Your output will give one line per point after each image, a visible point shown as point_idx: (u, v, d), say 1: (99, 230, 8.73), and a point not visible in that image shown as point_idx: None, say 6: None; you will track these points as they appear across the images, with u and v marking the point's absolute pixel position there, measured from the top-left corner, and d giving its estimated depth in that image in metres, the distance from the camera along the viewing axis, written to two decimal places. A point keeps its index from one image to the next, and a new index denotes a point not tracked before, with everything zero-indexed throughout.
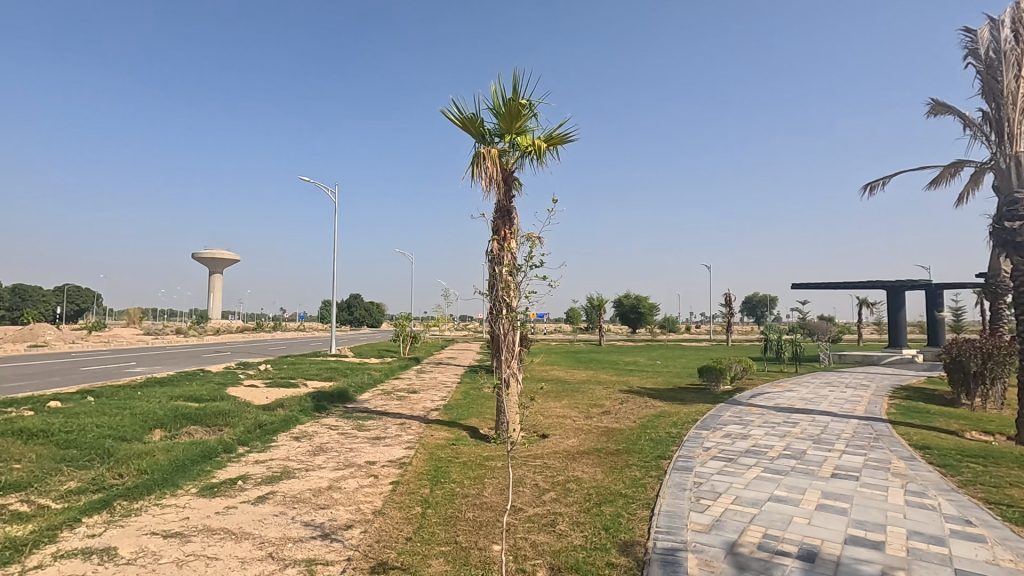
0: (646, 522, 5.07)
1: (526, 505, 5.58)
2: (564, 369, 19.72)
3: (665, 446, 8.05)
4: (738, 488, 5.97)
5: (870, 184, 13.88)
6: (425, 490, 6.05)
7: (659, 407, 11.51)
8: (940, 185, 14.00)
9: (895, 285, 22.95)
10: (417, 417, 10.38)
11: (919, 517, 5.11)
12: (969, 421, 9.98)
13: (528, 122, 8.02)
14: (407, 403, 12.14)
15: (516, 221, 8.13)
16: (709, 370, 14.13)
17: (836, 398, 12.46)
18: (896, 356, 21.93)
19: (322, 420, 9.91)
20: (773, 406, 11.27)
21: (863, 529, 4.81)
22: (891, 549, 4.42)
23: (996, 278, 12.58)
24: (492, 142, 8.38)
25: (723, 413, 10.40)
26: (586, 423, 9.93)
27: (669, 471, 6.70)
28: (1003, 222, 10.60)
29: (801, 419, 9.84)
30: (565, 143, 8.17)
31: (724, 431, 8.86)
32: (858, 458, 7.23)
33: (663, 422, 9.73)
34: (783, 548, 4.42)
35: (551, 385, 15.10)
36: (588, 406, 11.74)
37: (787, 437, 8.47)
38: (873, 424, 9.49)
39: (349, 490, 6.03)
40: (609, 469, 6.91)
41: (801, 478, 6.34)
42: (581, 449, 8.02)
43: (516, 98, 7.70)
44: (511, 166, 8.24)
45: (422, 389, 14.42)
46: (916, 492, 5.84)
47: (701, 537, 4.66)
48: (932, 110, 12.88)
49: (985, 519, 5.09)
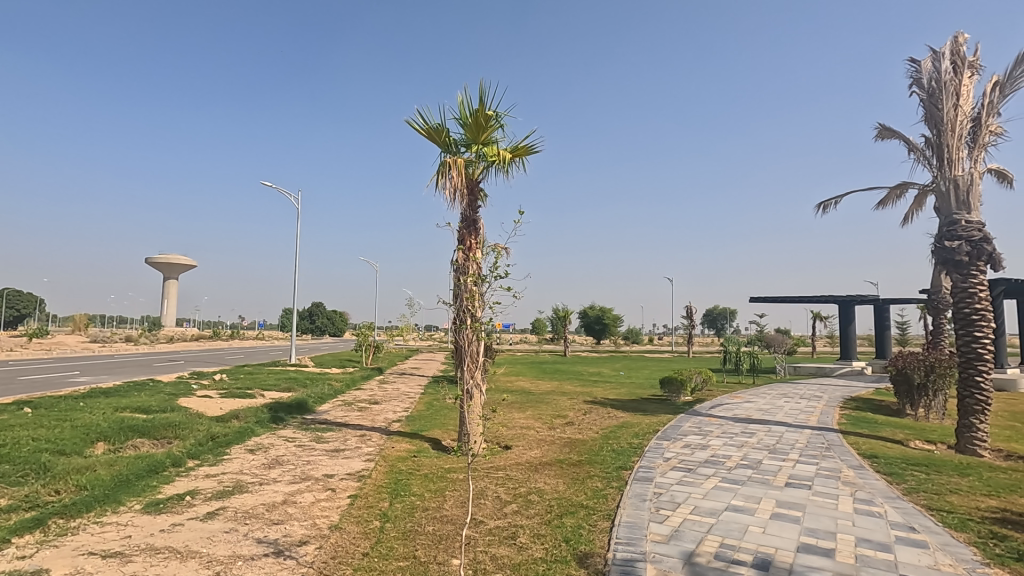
0: (606, 533, 5.09)
1: (488, 518, 5.53)
2: (529, 380, 19.79)
3: (627, 456, 8.13)
4: (697, 498, 6.05)
5: (823, 202, 14.30)
6: (384, 503, 5.91)
7: (621, 418, 11.62)
8: (886, 205, 14.65)
9: (845, 300, 23.98)
10: (378, 429, 10.17)
11: (868, 524, 5.29)
12: (913, 431, 10.42)
13: (494, 133, 8.10)
14: (368, 414, 11.88)
15: (482, 230, 8.15)
16: (670, 381, 14.41)
17: (791, 409, 12.83)
18: (847, 369, 22.80)
19: (278, 433, 9.58)
20: (731, 416, 11.53)
21: (815, 537, 4.95)
22: (841, 556, 4.56)
23: (937, 294, 13.03)
24: (458, 152, 8.39)
25: (683, 423, 10.59)
26: (549, 434, 9.95)
27: (629, 482, 6.76)
28: (942, 242, 9.49)
29: (757, 429, 10.08)
30: (531, 154, 8.27)
31: (684, 442, 9.01)
32: (810, 467, 7.47)
33: (625, 433, 9.82)
34: (739, 558, 4.50)
35: (514, 396, 15.05)
36: (552, 417, 11.77)
37: (745, 447, 8.66)
38: (825, 433, 9.82)
39: (305, 504, 5.84)
40: (571, 480, 6.92)
41: (757, 487, 6.48)
42: (543, 460, 8.02)
43: (482, 109, 7.76)
44: (478, 177, 8.27)
45: (383, 400, 14.20)
46: (864, 500, 6.06)
47: (659, 548, 4.70)
48: (879, 134, 13.49)
49: (928, 525, 5.31)
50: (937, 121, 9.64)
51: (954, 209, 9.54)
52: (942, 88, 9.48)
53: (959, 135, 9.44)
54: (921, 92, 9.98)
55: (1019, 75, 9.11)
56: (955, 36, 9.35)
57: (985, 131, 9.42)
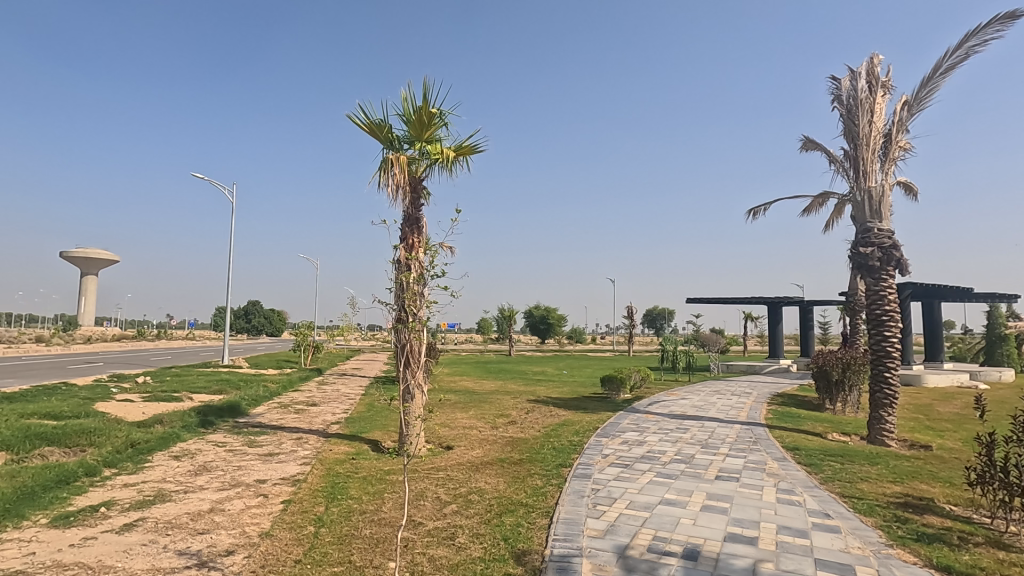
0: (544, 530, 5.15)
1: (427, 519, 5.47)
2: (474, 379, 19.75)
3: (567, 454, 8.27)
4: (633, 493, 6.24)
5: (754, 208, 15.05)
6: (320, 508, 5.74)
7: (563, 416, 11.80)
8: (810, 213, 15.62)
9: (774, 301, 25.35)
10: (315, 432, 9.87)
11: (787, 513, 5.63)
12: (831, 424, 11.17)
13: (438, 131, 8.04)
14: (305, 416, 11.50)
15: (424, 229, 8.07)
16: (611, 379, 14.77)
17: (722, 405, 13.44)
18: (775, 366, 24.11)
19: (207, 437, 9.11)
20: (667, 413, 11.95)
21: (740, 527, 5.21)
22: (763, 544, 4.82)
23: (853, 297, 14.02)
24: (401, 149, 8.27)
25: (622, 420, 10.88)
26: (492, 434, 9.97)
27: (569, 478, 6.88)
28: (857, 248, 10.22)
29: (691, 424, 10.50)
30: (475, 154, 8.27)
31: (622, 439, 9.26)
32: (739, 460, 7.86)
33: (566, 431, 9.98)
34: (670, 549, 4.68)
35: (458, 396, 14.97)
36: (494, 416, 11.80)
37: (679, 442, 9.00)
38: (752, 428, 10.35)
39: (234, 511, 5.58)
40: (512, 479, 6.97)
41: (689, 481, 6.75)
42: (485, 459, 8.04)
43: (426, 107, 7.68)
44: (420, 175, 8.17)
45: (322, 401, 13.79)
46: (786, 490, 6.44)
47: (595, 542, 4.82)
48: (804, 146, 14.34)
49: (841, 511, 5.71)
50: (855, 136, 10.36)
51: (868, 218, 10.29)
52: (858, 104, 10.20)
53: (874, 149, 10.17)
54: (840, 108, 10.70)
55: (924, 96, 9.93)
56: (870, 57, 10.08)
57: (896, 146, 10.19)
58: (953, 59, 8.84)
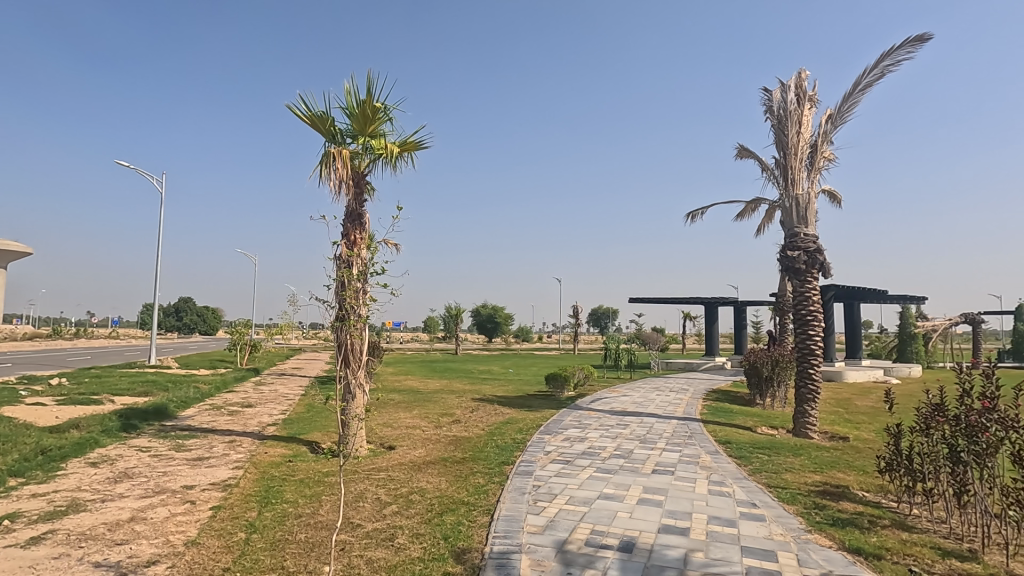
0: (485, 528, 5.17)
1: (366, 521, 5.37)
2: (418, 379, 19.52)
3: (510, 451, 8.33)
4: (573, 489, 6.36)
5: (692, 212, 15.63)
6: (252, 513, 5.52)
7: (507, 414, 11.87)
8: (744, 218, 16.41)
9: (711, 301, 26.45)
10: (250, 434, 9.47)
11: (718, 503, 5.90)
12: (760, 417, 11.78)
13: (382, 126, 7.89)
14: (239, 418, 11.02)
15: (367, 225, 7.91)
16: (555, 377, 14.98)
17: (661, 401, 13.91)
18: (711, 364, 25.18)
19: (130, 443, 8.57)
20: (609, 410, 12.24)
21: (673, 518, 5.41)
22: (694, 534, 5.03)
23: (782, 297, 14.85)
24: (343, 142, 8.07)
25: (565, 418, 11.06)
26: (435, 433, 9.89)
27: (511, 476, 6.93)
28: (786, 251, 10.82)
29: (631, 421, 10.80)
30: (420, 150, 8.19)
31: (564, 435, 9.42)
32: (674, 454, 8.16)
33: (510, 429, 10.04)
34: (607, 542, 4.80)
35: (402, 395, 14.76)
36: (439, 416, 11.72)
37: (619, 438, 9.25)
38: (688, 423, 10.76)
39: (157, 520, 5.28)
40: (454, 478, 6.94)
41: (627, 475, 6.95)
42: (428, 459, 7.97)
43: (370, 101, 7.53)
44: (364, 170, 7.99)
45: (258, 402, 13.24)
46: (717, 482, 6.74)
47: (535, 538, 4.88)
48: (738, 154, 15.03)
49: (766, 501, 6.04)
50: (784, 145, 10.95)
51: (795, 223, 10.90)
52: (788, 116, 10.80)
53: (801, 159, 10.79)
54: (771, 119, 11.29)
55: (846, 111, 10.64)
56: (798, 71, 10.70)
57: (821, 157, 10.85)
58: (872, 76, 9.51)
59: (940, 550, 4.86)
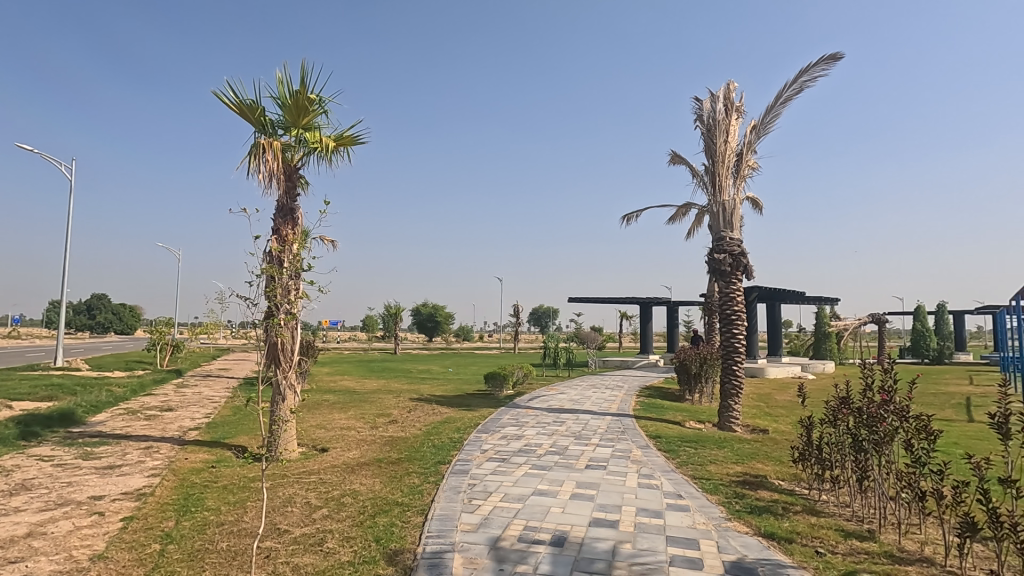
0: (418, 528, 5.12)
1: (294, 526, 5.19)
2: (355, 379, 19.03)
3: (446, 451, 8.29)
4: (508, 486, 6.41)
5: (628, 215, 16.11)
6: (169, 523, 5.21)
7: (445, 413, 11.81)
8: (675, 221, 17.09)
9: (646, 301, 27.36)
10: (169, 439, 8.92)
11: (646, 496, 6.13)
12: (689, 413, 12.32)
13: (316, 119, 7.65)
14: (157, 423, 10.35)
15: (300, 221, 7.65)
16: (494, 376, 15.03)
17: (597, 398, 14.26)
18: (645, 361, 26.06)
19: (29, 452, 7.85)
20: (546, 407, 12.42)
21: (604, 511, 5.58)
22: (623, 526, 5.20)
23: (710, 298, 15.58)
24: (275, 134, 7.75)
25: (503, 416, 11.13)
26: (370, 434, 9.69)
27: (446, 475, 6.90)
28: (713, 255, 11.36)
29: (567, 418, 11.01)
30: (356, 145, 8.01)
31: (501, 433, 9.47)
32: (607, 449, 8.39)
33: (447, 429, 9.99)
34: (539, 537, 4.88)
35: (337, 396, 14.35)
36: (374, 416, 11.48)
37: (555, 435, 9.41)
38: (622, 419, 11.09)
39: (58, 534, 4.88)
40: (388, 479, 6.84)
41: (561, 471, 7.09)
42: (361, 460, 7.80)
43: (304, 92, 7.28)
44: (297, 163, 7.72)
45: (179, 406, 12.49)
46: (647, 475, 7.00)
47: (468, 536, 4.89)
48: (671, 160, 15.63)
49: (691, 492, 6.33)
50: (713, 153, 11.49)
51: (722, 227, 11.46)
52: (717, 125, 11.34)
53: (728, 166, 11.36)
54: (701, 127, 11.82)
55: (768, 122, 11.30)
56: (726, 83, 11.25)
57: (746, 165, 11.47)
58: (791, 91, 10.16)
59: (844, 532, 5.27)
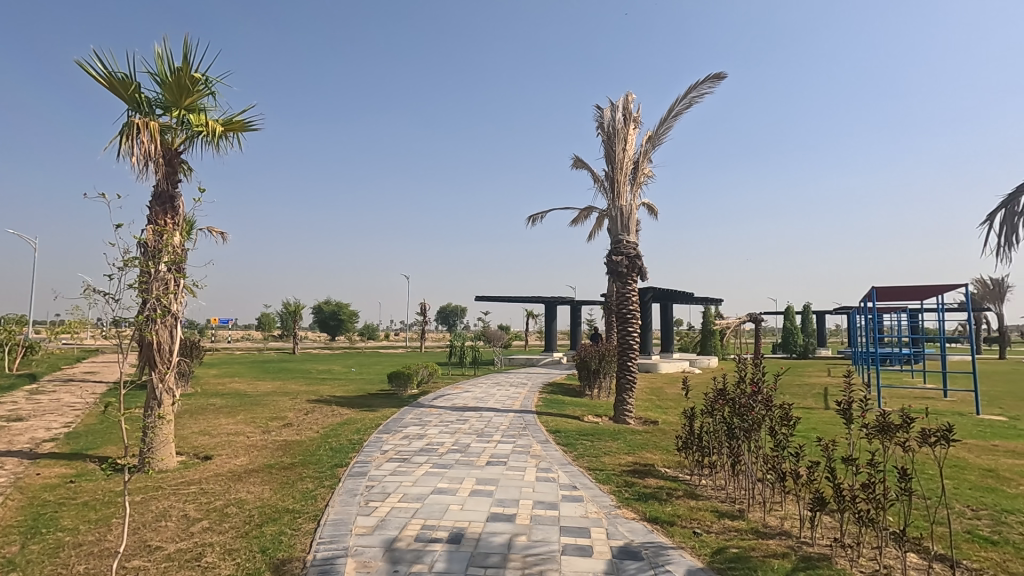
0: (309, 535, 4.91)
1: (168, 541, 4.77)
2: (247, 381, 17.81)
3: (344, 453, 8.01)
4: (407, 486, 6.33)
5: (533, 216, 16.47)
6: (12, 548, 4.58)
7: (345, 414, 11.40)
8: (578, 224, 17.72)
9: (551, 300, 28.11)
10: (17, 453, 7.83)
11: (543, 489, 6.32)
12: (588, 407, 12.86)
13: (202, 100, 7.08)
14: (2, 435, 9.04)
15: (181, 209, 7.05)
16: (398, 376, 14.74)
17: (501, 396, 14.45)
18: (549, 359, 26.82)
19: None
20: (450, 406, 12.39)
21: (502, 506, 5.68)
22: (519, 519, 5.32)
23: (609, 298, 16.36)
24: (152, 113, 7.07)
25: (406, 416, 10.94)
26: (262, 439, 9.13)
27: (343, 478, 6.67)
28: (611, 257, 11.92)
29: (470, 415, 11.06)
30: (247, 131, 7.51)
31: (403, 433, 9.32)
32: (508, 446, 8.53)
33: (346, 430, 9.65)
34: (436, 536, 4.87)
35: (225, 399, 13.35)
36: (267, 420, 10.83)
37: (457, 433, 9.41)
38: (524, 415, 11.33)
39: None
40: (279, 485, 6.49)
41: (462, 469, 7.12)
42: (250, 467, 7.33)
43: (187, 70, 6.71)
44: (178, 146, 7.11)
45: (32, 415, 10.99)
46: (545, 469, 7.22)
47: (363, 540, 4.77)
48: (575, 164, 16.18)
49: (585, 483, 6.62)
50: (613, 160, 12.06)
51: (620, 231, 12.07)
52: (616, 134, 11.92)
53: (626, 173, 11.97)
54: (602, 135, 12.36)
55: (662, 134, 12.05)
56: (626, 94, 11.86)
57: (642, 173, 12.15)
58: (682, 105, 10.90)
59: (718, 513, 5.77)
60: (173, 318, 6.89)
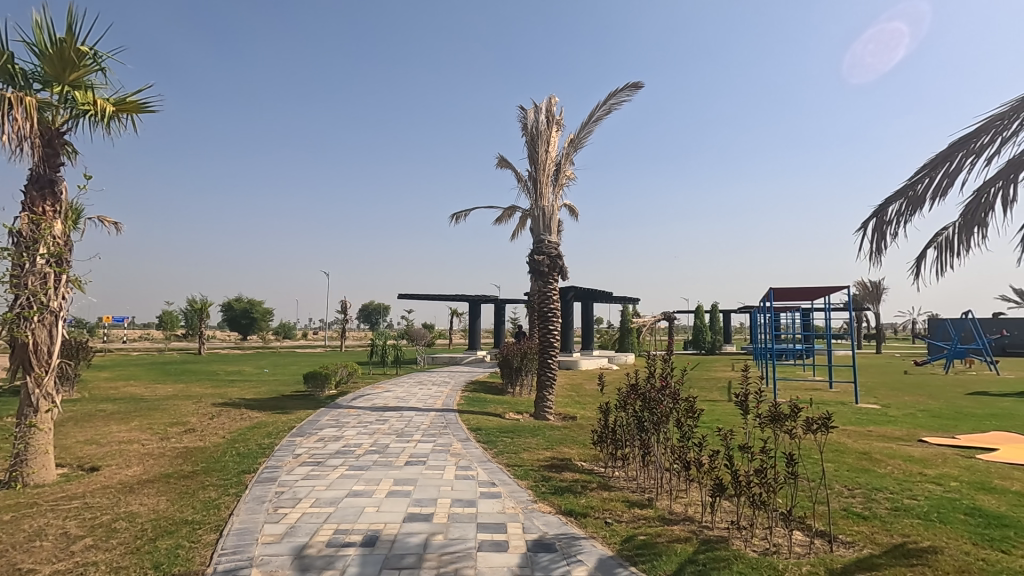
0: (210, 546, 4.62)
1: (42, 564, 4.30)
2: (144, 384, 16.41)
3: (252, 459, 7.60)
4: (320, 490, 6.10)
5: (457, 214, 16.39)
6: None
7: (255, 418, 10.79)
8: (502, 223, 17.84)
9: (475, 298, 28.11)
10: None
11: (462, 487, 6.32)
12: (509, 405, 13.00)
13: (89, 76, 6.44)
14: None
15: (63, 195, 6.36)
16: (314, 376, 14.16)
17: (423, 395, 14.28)
18: (473, 357, 26.83)
19: None
20: (369, 406, 12.07)
21: (419, 506, 5.62)
22: (437, 518, 5.29)
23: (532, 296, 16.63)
24: (27, 88, 6.34)
25: (322, 417, 10.54)
26: (159, 446, 8.46)
27: (250, 485, 6.33)
28: (533, 256, 12.11)
29: (390, 416, 10.84)
30: (143, 112, 6.92)
31: (318, 436, 8.97)
32: (428, 445, 8.45)
33: (255, 434, 9.15)
34: (349, 540, 4.74)
35: (117, 405, 12.24)
36: (166, 426, 10.04)
37: (375, 434, 9.20)
38: (445, 414, 11.27)
39: None
40: (178, 495, 6.04)
41: (379, 470, 6.97)
42: (144, 477, 6.77)
43: (71, 42, 6.08)
44: (59, 126, 6.43)
45: None
46: (464, 467, 7.23)
47: (270, 548, 4.54)
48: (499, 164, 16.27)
49: (504, 479, 6.69)
50: (536, 161, 12.25)
51: (542, 231, 12.28)
52: (539, 135, 12.13)
53: (548, 174, 12.21)
54: (526, 136, 12.53)
55: (583, 137, 12.39)
56: (549, 97, 12.09)
57: (564, 175, 12.43)
58: (602, 111, 11.27)
59: (629, 502, 6.04)
60: (53, 316, 6.21)
